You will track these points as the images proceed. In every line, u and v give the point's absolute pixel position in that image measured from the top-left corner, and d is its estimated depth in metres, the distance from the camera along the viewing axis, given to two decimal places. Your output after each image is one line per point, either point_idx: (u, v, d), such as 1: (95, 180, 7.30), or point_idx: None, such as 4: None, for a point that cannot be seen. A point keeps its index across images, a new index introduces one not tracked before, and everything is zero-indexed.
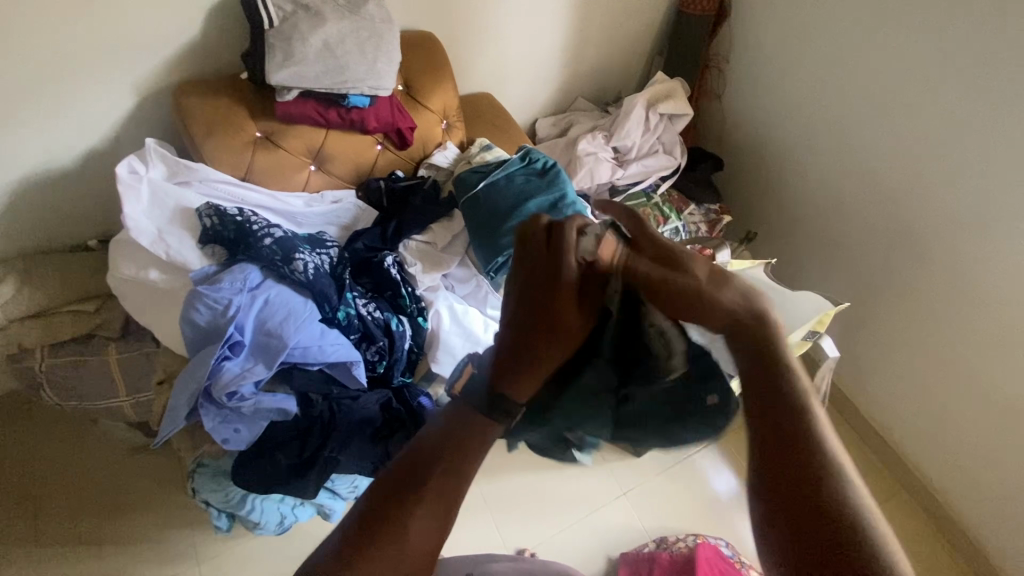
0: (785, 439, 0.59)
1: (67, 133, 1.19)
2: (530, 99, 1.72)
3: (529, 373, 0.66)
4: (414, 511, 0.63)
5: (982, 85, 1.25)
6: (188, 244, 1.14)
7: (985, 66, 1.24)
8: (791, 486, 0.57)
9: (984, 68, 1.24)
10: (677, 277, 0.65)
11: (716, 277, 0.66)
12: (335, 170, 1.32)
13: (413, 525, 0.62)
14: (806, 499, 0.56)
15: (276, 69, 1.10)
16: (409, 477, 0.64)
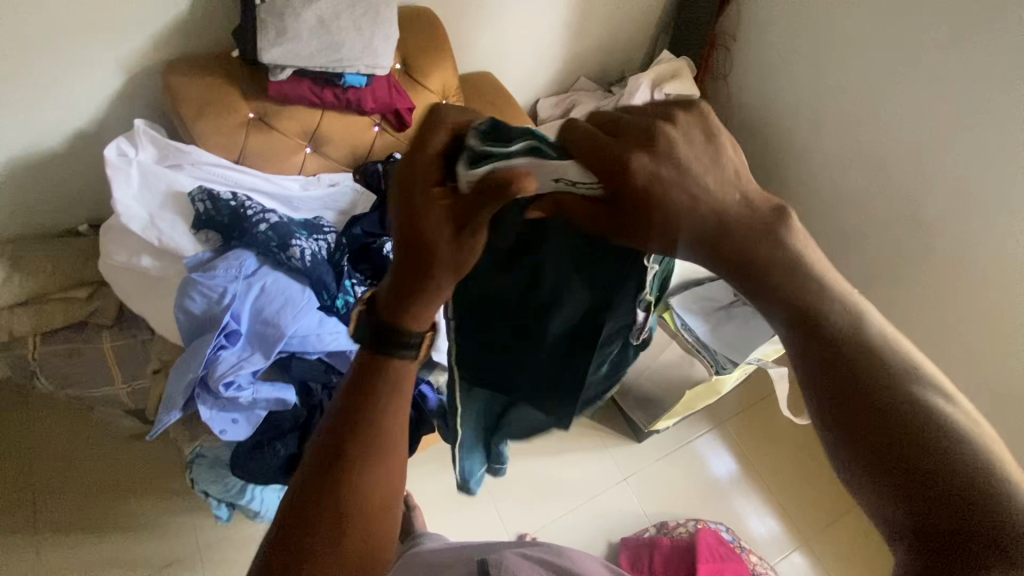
0: (876, 411, 0.41)
1: (51, 114, 1.15)
2: (532, 79, 1.67)
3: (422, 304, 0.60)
4: (367, 482, 0.62)
5: (1001, 69, 1.21)
6: (181, 229, 1.11)
7: (1005, 49, 1.20)
8: (903, 476, 0.40)
9: (1004, 51, 1.20)
10: (679, 214, 0.46)
11: (722, 194, 0.46)
12: (331, 152, 1.28)
13: (369, 483, 0.62)
14: (931, 492, 0.39)
15: (268, 47, 1.05)
16: (332, 454, 0.62)
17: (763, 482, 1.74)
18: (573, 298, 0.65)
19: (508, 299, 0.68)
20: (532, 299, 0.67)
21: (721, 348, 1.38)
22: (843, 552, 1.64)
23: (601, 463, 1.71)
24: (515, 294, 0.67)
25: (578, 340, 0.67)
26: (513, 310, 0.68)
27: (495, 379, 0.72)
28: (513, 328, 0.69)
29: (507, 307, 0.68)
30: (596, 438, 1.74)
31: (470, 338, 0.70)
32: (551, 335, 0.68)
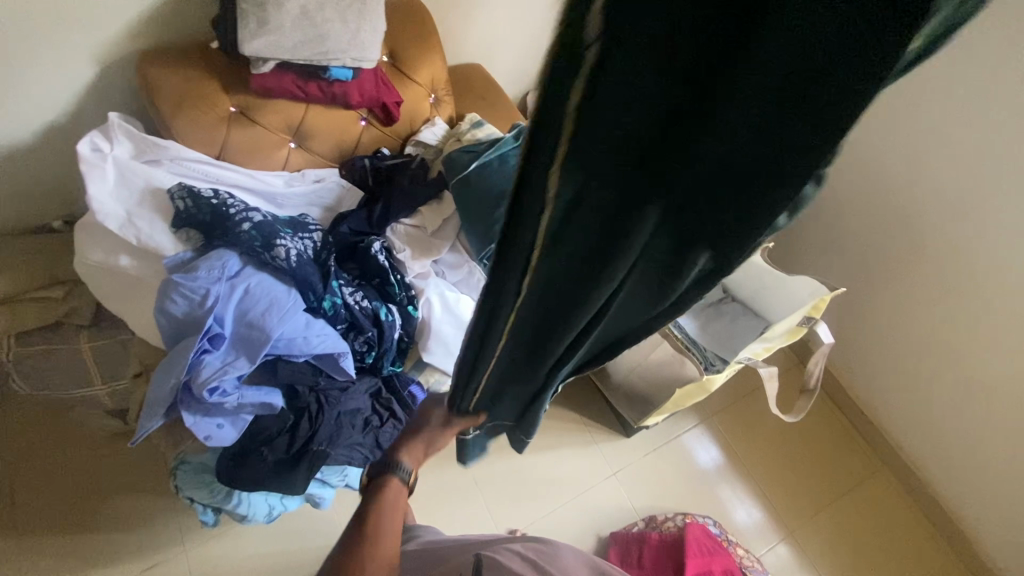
0: None
1: (18, 106, 1.09)
2: (522, 73, 1.70)
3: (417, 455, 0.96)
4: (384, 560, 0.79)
5: (985, 78, 1.28)
6: (160, 227, 1.07)
7: (988, 61, 1.27)
8: None
9: (988, 62, 1.27)
10: None
11: None
12: (315, 147, 1.24)
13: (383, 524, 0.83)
14: None
15: (249, 39, 1.01)
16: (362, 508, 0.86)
17: (747, 472, 1.76)
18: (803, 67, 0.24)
19: (634, 118, 0.28)
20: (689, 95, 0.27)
21: (709, 345, 1.42)
22: (830, 540, 1.68)
23: (592, 457, 1.72)
24: (656, 81, 0.27)
25: (763, 188, 0.30)
26: (627, 136, 0.29)
27: (576, 269, 0.41)
28: (614, 188, 0.33)
29: (631, 127, 0.28)
30: (586, 432, 1.76)
31: (530, 222, 0.35)
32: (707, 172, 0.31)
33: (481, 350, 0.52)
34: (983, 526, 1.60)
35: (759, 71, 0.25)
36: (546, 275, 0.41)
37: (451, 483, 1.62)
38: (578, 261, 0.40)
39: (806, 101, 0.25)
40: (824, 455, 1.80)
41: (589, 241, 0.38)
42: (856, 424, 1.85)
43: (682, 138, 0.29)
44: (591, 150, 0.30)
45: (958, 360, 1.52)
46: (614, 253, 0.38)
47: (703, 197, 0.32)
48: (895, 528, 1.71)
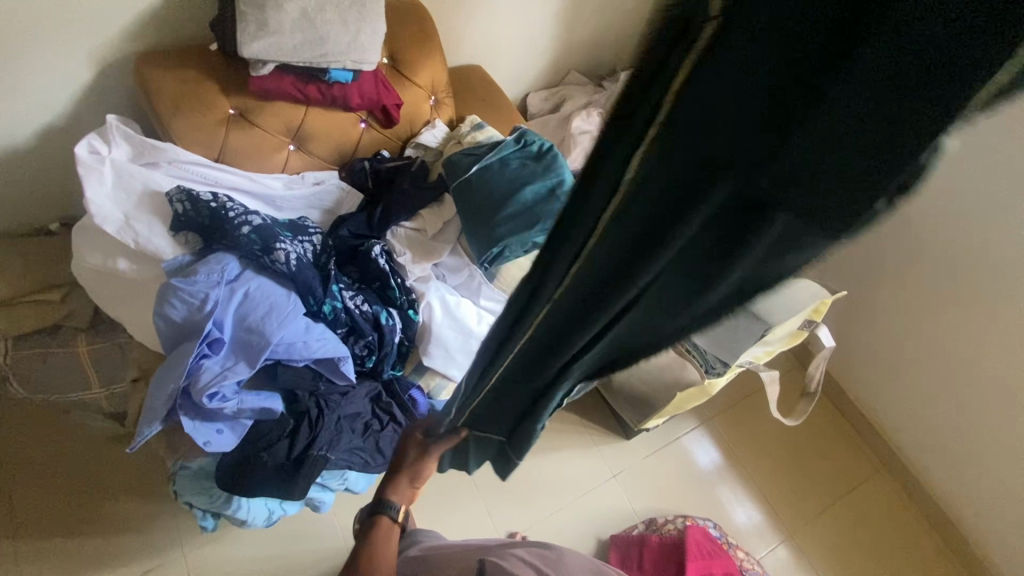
0: None
1: (15, 108, 1.08)
2: (522, 74, 1.70)
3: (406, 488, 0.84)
4: None
5: None
6: (159, 231, 1.06)
7: None
8: None
9: None
10: None
11: None
12: (315, 149, 1.23)
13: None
14: None
15: (249, 41, 1.00)
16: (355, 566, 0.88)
17: (747, 474, 1.76)
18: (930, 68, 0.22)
19: (730, 94, 0.25)
20: (792, 76, 0.24)
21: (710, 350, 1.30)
22: (830, 541, 1.68)
23: (592, 459, 1.72)
24: (792, 23, 0.23)
25: (840, 212, 0.27)
26: (746, 83, 0.25)
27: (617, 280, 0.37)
28: (693, 182, 0.29)
29: (728, 96, 0.25)
30: (586, 434, 1.75)
31: (596, 187, 0.31)
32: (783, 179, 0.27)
33: (496, 352, 0.49)
34: (983, 527, 1.61)
35: (916, 28, 0.21)
36: (597, 259, 0.35)
37: (450, 486, 1.61)
38: (613, 266, 0.36)
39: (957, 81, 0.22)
40: (823, 457, 1.80)
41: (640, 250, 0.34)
42: (856, 426, 1.85)
43: (771, 130, 0.26)
44: (702, 86, 0.25)
45: (957, 361, 1.52)
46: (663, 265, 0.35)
47: (766, 212, 0.29)
48: (895, 531, 1.71)
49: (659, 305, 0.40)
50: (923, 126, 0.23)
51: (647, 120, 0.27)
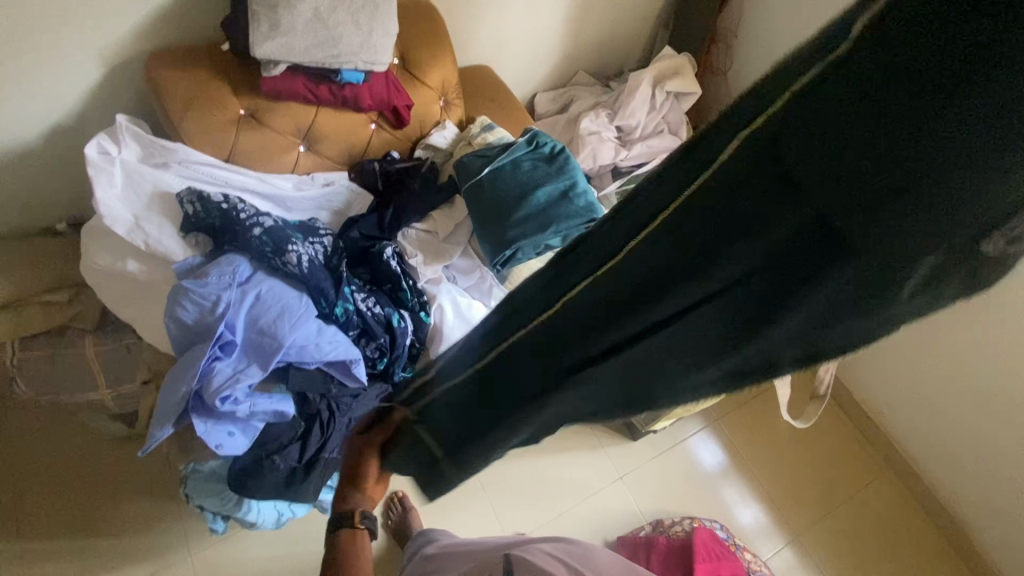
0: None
1: (24, 107, 1.08)
2: (530, 74, 1.69)
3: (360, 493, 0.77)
4: None
5: None
6: (169, 232, 1.05)
7: None
8: None
9: None
10: None
11: None
12: (325, 150, 1.22)
13: None
14: None
15: (261, 41, 0.99)
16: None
17: (754, 477, 1.75)
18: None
19: (840, 123, 0.26)
20: (949, 79, 0.24)
21: None
22: (835, 543, 1.68)
23: (598, 461, 1.72)
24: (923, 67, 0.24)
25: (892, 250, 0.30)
26: (860, 115, 0.26)
27: (635, 307, 0.37)
28: (764, 206, 0.29)
29: (866, 100, 0.26)
30: (593, 435, 1.75)
31: (669, 181, 0.32)
32: (908, 174, 0.27)
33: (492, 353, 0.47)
34: (988, 528, 1.61)
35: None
36: (628, 274, 0.35)
37: (457, 488, 1.61)
38: (644, 287, 0.35)
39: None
40: (830, 459, 1.80)
41: (676, 273, 0.34)
42: (862, 428, 1.84)
43: (892, 148, 0.26)
44: (824, 102, 0.26)
45: (965, 363, 1.53)
46: (684, 302, 0.35)
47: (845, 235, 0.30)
48: (901, 533, 1.71)
49: (691, 333, 0.38)
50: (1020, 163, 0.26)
51: (776, 101, 0.27)
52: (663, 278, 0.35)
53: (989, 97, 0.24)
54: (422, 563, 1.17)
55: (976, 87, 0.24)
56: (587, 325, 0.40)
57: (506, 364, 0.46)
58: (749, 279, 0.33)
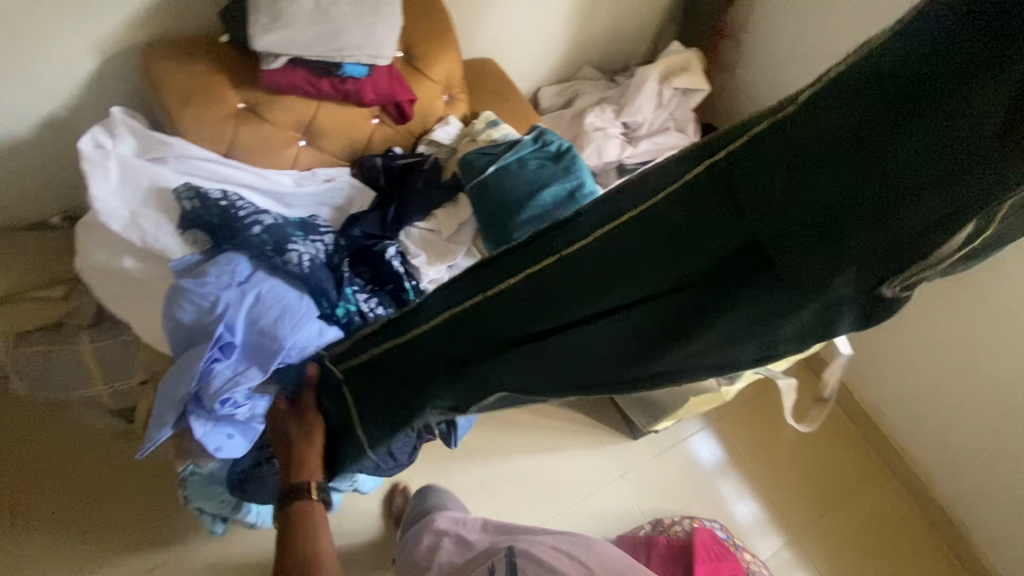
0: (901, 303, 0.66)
1: (19, 99, 1.05)
2: (536, 68, 1.66)
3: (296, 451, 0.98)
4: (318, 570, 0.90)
5: None
6: (167, 229, 1.04)
7: None
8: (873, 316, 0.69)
9: None
10: None
11: None
12: (326, 145, 1.20)
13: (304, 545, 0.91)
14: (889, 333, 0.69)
15: (261, 33, 0.96)
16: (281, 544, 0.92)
17: (755, 478, 1.74)
18: (879, 157, 0.56)
19: (771, 149, 0.62)
20: (816, 138, 0.59)
21: None
22: (836, 546, 1.67)
23: (599, 459, 1.71)
24: (805, 132, 0.60)
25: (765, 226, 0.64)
26: (777, 149, 0.62)
27: (634, 245, 0.71)
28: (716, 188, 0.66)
29: (785, 141, 0.61)
30: (594, 434, 1.75)
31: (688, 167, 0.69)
32: (838, 201, 0.59)
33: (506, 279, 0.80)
34: (991, 535, 1.60)
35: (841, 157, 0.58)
36: (630, 224, 0.72)
37: (456, 486, 1.60)
38: (644, 231, 0.71)
39: (834, 192, 0.59)
40: (833, 461, 1.78)
41: (661, 225, 0.70)
42: (867, 433, 1.81)
43: (780, 166, 0.61)
44: (762, 138, 0.63)
45: (969, 366, 1.52)
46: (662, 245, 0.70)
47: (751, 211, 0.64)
48: (904, 538, 1.69)
49: (659, 269, 0.71)
50: (830, 190, 0.59)
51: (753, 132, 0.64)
52: (647, 229, 0.70)
53: (827, 154, 0.59)
54: (434, 535, 1.23)
55: (839, 145, 0.58)
56: (578, 262, 0.75)
57: (520, 283, 0.78)
58: (705, 237, 0.67)
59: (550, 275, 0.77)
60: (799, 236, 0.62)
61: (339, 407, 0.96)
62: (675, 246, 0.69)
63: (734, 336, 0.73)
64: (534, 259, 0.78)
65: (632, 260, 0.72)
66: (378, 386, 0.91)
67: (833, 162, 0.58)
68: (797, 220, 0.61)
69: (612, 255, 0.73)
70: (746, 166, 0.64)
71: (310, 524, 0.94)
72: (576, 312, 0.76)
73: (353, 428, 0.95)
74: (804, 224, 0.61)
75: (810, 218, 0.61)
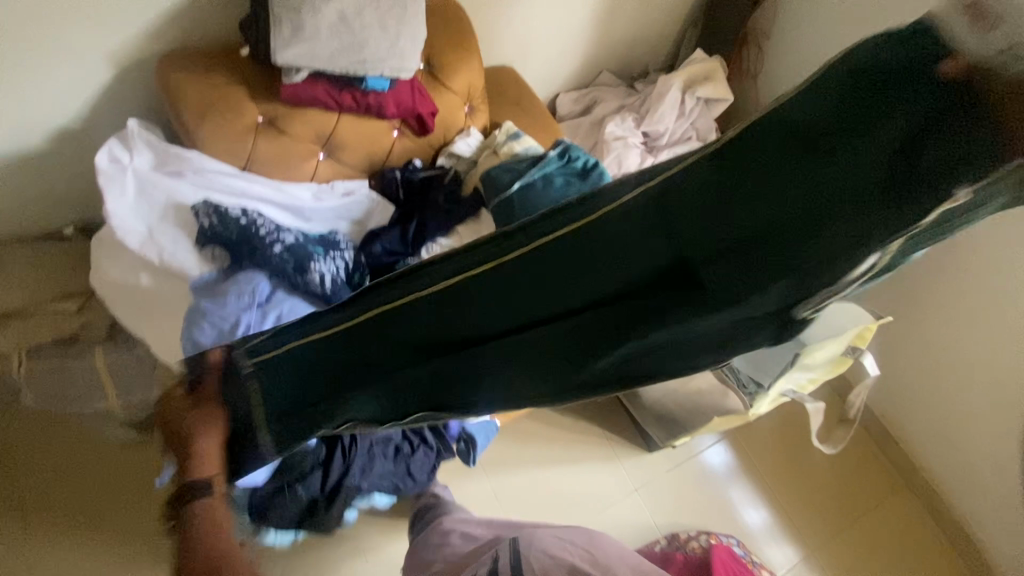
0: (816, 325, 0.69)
1: (32, 110, 1.03)
2: (554, 74, 1.63)
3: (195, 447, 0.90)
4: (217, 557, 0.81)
5: None
6: (185, 245, 1.01)
7: None
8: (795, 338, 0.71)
9: None
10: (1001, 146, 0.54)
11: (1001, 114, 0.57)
12: (346, 158, 1.17)
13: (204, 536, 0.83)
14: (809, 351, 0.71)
15: (283, 47, 0.93)
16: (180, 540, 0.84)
17: (771, 493, 1.72)
18: (790, 186, 0.61)
19: (695, 183, 0.67)
20: (735, 172, 0.64)
21: (744, 369, 1.29)
22: (853, 563, 1.64)
23: (613, 472, 1.69)
24: (726, 166, 0.65)
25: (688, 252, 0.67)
26: (702, 181, 0.66)
27: (553, 269, 0.73)
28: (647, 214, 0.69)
29: (709, 174, 0.66)
30: (609, 447, 1.73)
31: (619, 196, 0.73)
32: (765, 218, 0.62)
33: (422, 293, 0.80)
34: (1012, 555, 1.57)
35: (756, 189, 0.63)
36: (552, 248, 0.74)
37: (470, 500, 1.58)
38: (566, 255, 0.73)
39: (750, 220, 0.63)
40: (849, 476, 1.76)
41: (579, 251, 0.72)
42: (884, 447, 1.79)
43: (702, 196, 0.66)
44: (691, 170, 0.68)
45: (993, 384, 1.50)
46: (584, 267, 0.72)
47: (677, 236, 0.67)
48: (922, 556, 1.67)
49: (579, 295, 0.72)
50: (747, 218, 0.63)
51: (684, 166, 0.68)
52: (564, 253, 0.73)
53: (746, 185, 0.63)
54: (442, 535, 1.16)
55: (755, 176, 0.63)
56: (492, 286, 0.76)
57: (438, 298, 0.79)
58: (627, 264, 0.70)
59: (477, 284, 0.77)
60: (718, 261, 0.65)
61: (247, 402, 0.90)
62: (590, 272, 0.72)
63: (670, 355, 0.74)
64: (457, 269, 0.79)
65: (546, 284, 0.73)
66: (289, 379, 0.86)
67: (751, 190, 0.63)
68: (712, 244, 0.65)
69: (527, 279, 0.74)
70: (672, 195, 0.68)
71: (213, 517, 0.86)
72: (511, 313, 0.76)
73: (261, 429, 0.90)
74: (720, 249, 0.65)
75: (724, 244, 0.64)
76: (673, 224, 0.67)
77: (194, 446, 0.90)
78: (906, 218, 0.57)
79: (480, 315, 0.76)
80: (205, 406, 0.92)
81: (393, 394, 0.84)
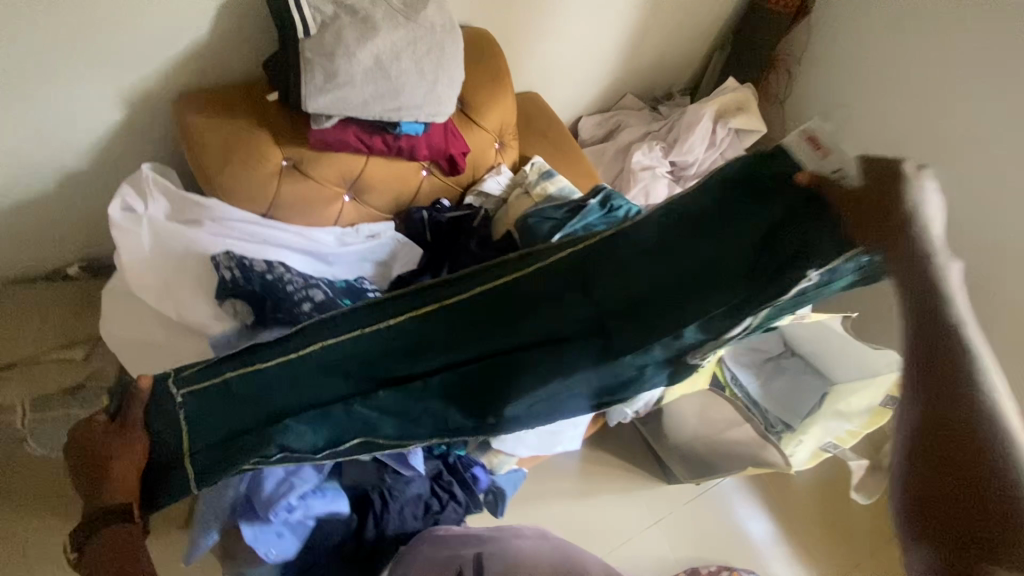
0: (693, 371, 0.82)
1: (36, 149, 0.95)
2: (579, 98, 1.56)
3: (108, 482, 0.78)
4: None
5: None
6: (204, 300, 0.95)
7: None
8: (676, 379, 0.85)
9: None
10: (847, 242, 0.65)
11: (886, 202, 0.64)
12: (371, 201, 1.10)
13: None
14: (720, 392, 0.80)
15: (315, 93, 0.86)
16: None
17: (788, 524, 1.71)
18: (676, 262, 0.73)
19: (608, 251, 0.77)
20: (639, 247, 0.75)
21: (771, 409, 1.35)
22: None
23: (632, 506, 1.66)
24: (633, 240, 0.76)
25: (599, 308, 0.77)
26: (612, 249, 0.77)
27: (485, 312, 0.81)
28: (568, 271, 0.79)
29: (615, 245, 0.77)
30: (628, 479, 1.69)
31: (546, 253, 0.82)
32: (655, 286, 0.74)
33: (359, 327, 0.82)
34: None
35: (651, 261, 0.74)
36: (486, 294, 0.82)
37: None
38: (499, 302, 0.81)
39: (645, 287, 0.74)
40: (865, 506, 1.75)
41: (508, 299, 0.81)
42: None
43: (609, 261, 0.77)
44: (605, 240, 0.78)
45: None
46: (512, 313, 0.80)
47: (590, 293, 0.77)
48: None
49: (504, 337, 0.80)
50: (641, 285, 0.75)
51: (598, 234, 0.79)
52: (493, 298, 0.81)
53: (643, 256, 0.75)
54: None
55: (651, 252, 0.74)
56: (429, 325, 0.82)
57: (384, 328, 0.82)
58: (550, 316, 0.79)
59: (417, 324, 0.82)
60: (619, 320, 0.76)
61: (172, 431, 0.81)
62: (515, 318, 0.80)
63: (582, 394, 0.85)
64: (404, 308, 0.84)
65: (480, 324, 0.80)
66: (216, 407, 0.81)
67: (647, 262, 0.74)
68: (616, 305, 0.76)
69: (463, 316, 0.81)
70: (587, 256, 0.78)
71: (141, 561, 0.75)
72: (448, 357, 0.81)
73: (185, 459, 0.80)
74: (620, 308, 0.76)
75: (622, 305, 0.76)
76: (588, 280, 0.77)
77: (108, 471, 0.79)
78: (770, 293, 0.69)
79: (418, 350, 0.81)
80: (124, 438, 0.81)
81: (330, 427, 0.81)
